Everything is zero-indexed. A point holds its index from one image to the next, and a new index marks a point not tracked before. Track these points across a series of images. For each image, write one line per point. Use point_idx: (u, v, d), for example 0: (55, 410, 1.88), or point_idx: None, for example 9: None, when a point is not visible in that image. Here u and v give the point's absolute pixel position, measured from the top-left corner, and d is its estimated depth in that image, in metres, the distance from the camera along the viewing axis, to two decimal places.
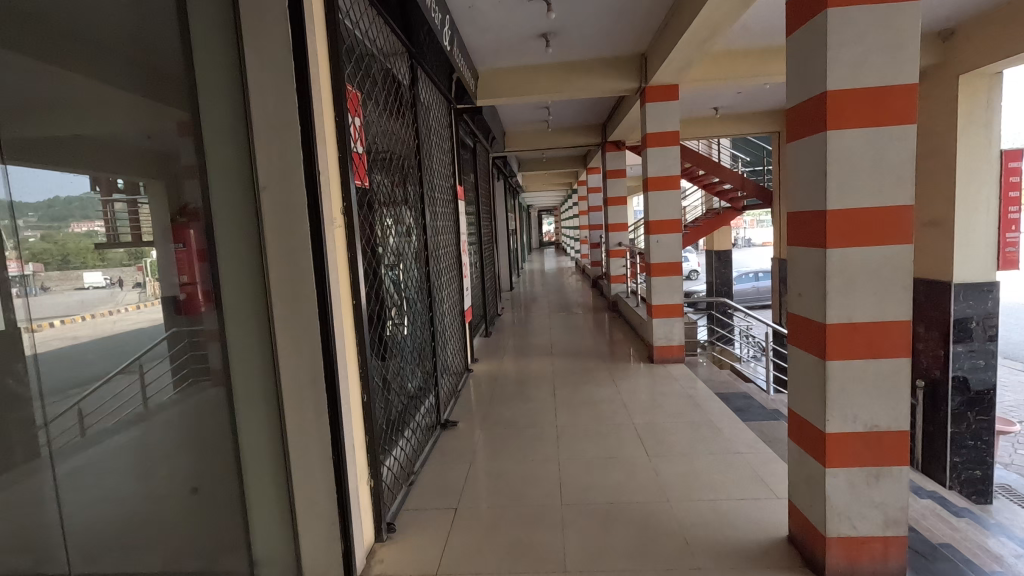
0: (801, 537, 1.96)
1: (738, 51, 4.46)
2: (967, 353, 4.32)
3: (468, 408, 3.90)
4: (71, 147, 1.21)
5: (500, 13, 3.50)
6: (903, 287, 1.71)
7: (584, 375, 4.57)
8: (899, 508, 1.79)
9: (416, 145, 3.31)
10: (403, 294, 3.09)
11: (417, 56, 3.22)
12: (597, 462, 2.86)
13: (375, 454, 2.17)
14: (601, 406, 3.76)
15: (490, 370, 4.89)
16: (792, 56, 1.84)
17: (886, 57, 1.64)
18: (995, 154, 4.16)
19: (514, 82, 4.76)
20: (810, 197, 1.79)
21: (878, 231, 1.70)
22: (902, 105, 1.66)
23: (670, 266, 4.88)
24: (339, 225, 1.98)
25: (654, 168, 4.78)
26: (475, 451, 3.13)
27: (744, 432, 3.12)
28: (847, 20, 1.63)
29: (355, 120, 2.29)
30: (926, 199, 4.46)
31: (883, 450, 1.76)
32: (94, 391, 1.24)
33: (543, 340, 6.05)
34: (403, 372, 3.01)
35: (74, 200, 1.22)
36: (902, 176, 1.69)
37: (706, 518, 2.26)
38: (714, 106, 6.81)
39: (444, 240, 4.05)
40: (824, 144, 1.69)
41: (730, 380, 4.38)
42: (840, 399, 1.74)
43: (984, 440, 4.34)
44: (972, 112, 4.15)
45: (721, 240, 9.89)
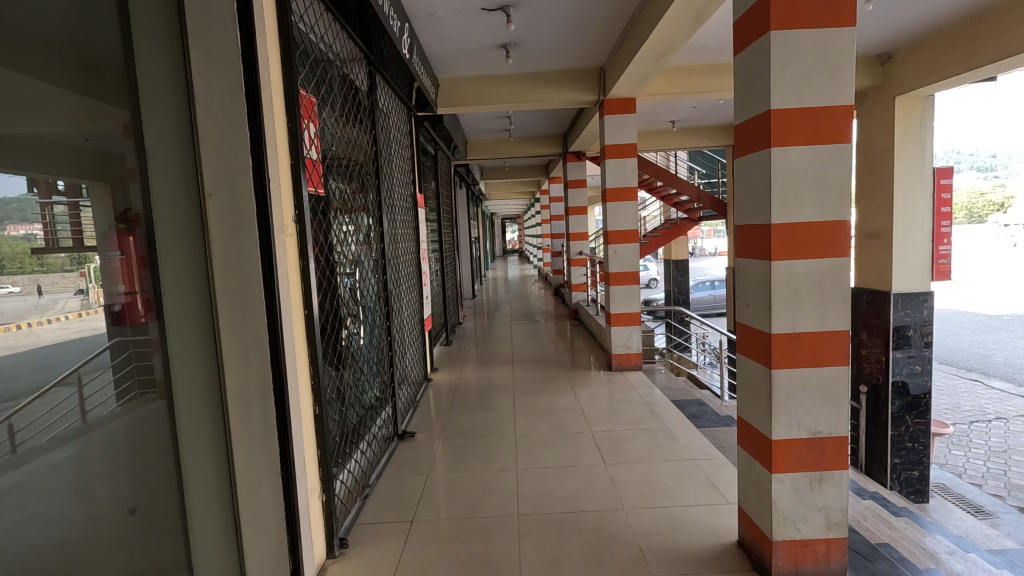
0: (750, 542, 2.00)
1: (693, 67, 4.61)
2: (905, 359, 4.56)
3: (427, 419, 3.85)
4: (12, 147, 1.14)
5: (460, 23, 3.51)
6: (842, 298, 1.79)
7: (544, 384, 4.58)
8: (840, 510, 1.86)
9: (374, 151, 3.26)
10: (360, 302, 3.04)
11: (376, 62, 3.18)
12: (554, 471, 2.87)
13: (326, 466, 2.13)
14: (560, 414, 3.78)
15: (451, 380, 4.84)
16: (738, 76, 1.91)
17: (825, 77, 1.72)
18: (929, 172, 4.40)
19: (475, 91, 4.77)
20: (756, 211, 1.85)
21: (818, 244, 1.77)
22: (840, 124, 1.74)
23: (627, 275, 4.98)
24: (290, 233, 1.94)
25: (612, 179, 4.87)
26: (433, 462, 3.09)
27: (698, 439, 3.19)
28: (789, 42, 1.70)
29: (309, 127, 2.24)
30: (867, 213, 4.69)
31: (826, 455, 1.83)
32: (35, 401, 1.15)
33: (505, 348, 6.05)
34: (359, 382, 2.96)
35: (12, 202, 1.14)
36: (841, 193, 1.77)
37: (661, 524, 2.29)
38: (672, 120, 7.00)
39: (403, 248, 4.02)
40: (768, 161, 1.75)
41: (687, 387, 4.48)
42: (785, 407, 1.80)
43: (921, 442, 4.57)
44: (909, 131, 4.38)
45: (678, 249, 10.13)
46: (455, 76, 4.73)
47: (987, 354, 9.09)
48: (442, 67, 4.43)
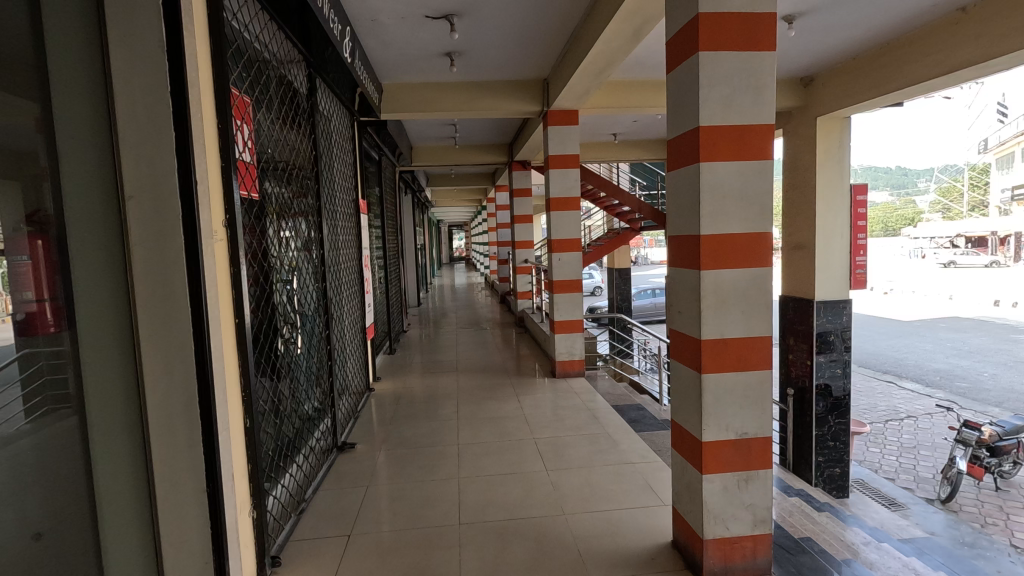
0: (683, 542, 2.07)
1: (632, 83, 4.77)
2: (828, 363, 4.85)
3: (370, 430, 3.75)
4: None
5: (404, 29, 3.50)
6: (765, 306, 1.90)
7: (489, 392, 4.57)
8: (765, 508, 1.95)
9: (314, 155, 3.17)
10: (297, 311, 2.95)
11: (316, 65, 3.10)
12: (497, 479, 2.87)
13: (258, 481, 2.04)
14: (504, 422, 3.79)
15: (395, 389, 4.75)
16: (670, 93, 1.99)
17: (749, 98, 1.82)
18: (846, 188, 4.72)
19: (419, 98, 4.74)
20: (686, 224, 1.93)
21: (742, 255, 1.87)
22: (762, 141, 1.85)
23: (571, 283, 5.07)
24: (220, 239, 1.85)
25: (556, 189, 4.95)
26: (375, 473, 3.03)
27: (637, 443, 3.28)
28: (715, 63, 1.79)
29: (242, 128, 2.16)
30: (793, 225, 4.98)
31: (753, 455, 1.92)
32: None
33: (450, 356, 6.01)
34: (296, 391, 2.86)
35: None
36: (764, 207, 1.87)
37: (600, 528, 2.33)
38: (613, 132, 7.21)
39: (345, 255, 3.93)
40: (697, 175, 1.84)
41: (628, 393, 4.60)
42: (714, 410, 1.88)
43: (842, 441, 4.87)
44: (829, 150, 4.68)
45: (621, 258, 10.39)
46: (399, 82, 4.68)
47: (900, 357, 9.82)
48: (386, 73, 4.38)
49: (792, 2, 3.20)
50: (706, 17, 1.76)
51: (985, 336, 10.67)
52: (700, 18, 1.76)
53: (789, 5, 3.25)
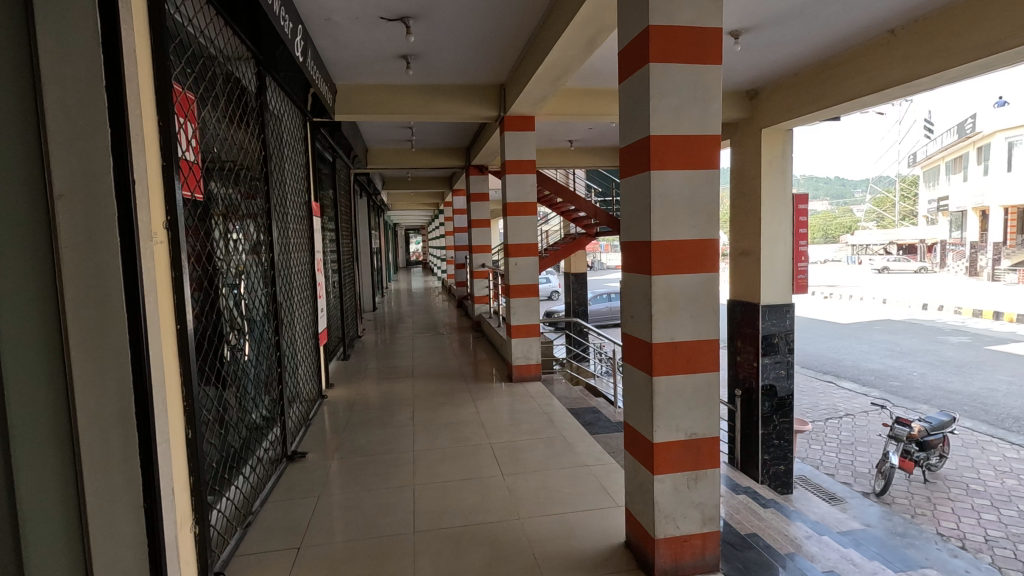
0: (636, 542, 2.11)
1: (588, 91, 4.86)
2: (773, 364, 5.05)
3: (322, 438, 3.65)
4: None
5: (359, 30, 3.44)
6: (712, 310, 1.96)
7: (445, 397, 4.53)
8: (714, 506, 2.01)
9: (263, 155, 3.07)
10: (244, 316, 2.84)
11: (267, 63, 3.01)
12: (453, 485, 2.84)
13: (200, 494, 1.94)
14: (460, 427, 3.76)
15: (349, 396, 4.64)
16: (623, 102, 2.04)
17: (697, 109, 1.89)
18: (789, 197, 4.94)
19: (374, 100, 4.67)
20: (638, 230, 1.98)
21: (691, 261, 1.93)
22: (709, 151, 1.91)
23: (527, 288, 5.10)
24: (160, 241, 1.76)
25: (513, 194, 4.97)
26: (327, 483, 2.95)
27: (592, 446, 3.32)
28: (665, 74, 1.85)
29: (184, 126, 2.07)
30: (739, 232, 5.17)
31: (702, 455, 1.97)
32: None
33: (406, 362, 5.93)
34: (242, 400, 2.75)
35: None
36: (711, 214, 1.94)
37: (555, 531, 2.35)
38: (569, 139, 7.31)
39: (296, 259, 3.81)
40: (648, 183, 1.89)
41: (583, 396, 4.65)
42: (665, 411, 1.93)
43: (786, 439, 5.08)
44: (773, 161, 4.88)
45: (578, 262, 10.52)
46: (353, 83, 4.60)
47: (839, 357, 10.35)
48: (340, 73, 4.29)
49: (739, 18, 3.33)
50: (657, 29, 1.82)
51: (914, 337, 11.38)
52: (652, 30, 1.81)
53: (736, 21, 3.38)
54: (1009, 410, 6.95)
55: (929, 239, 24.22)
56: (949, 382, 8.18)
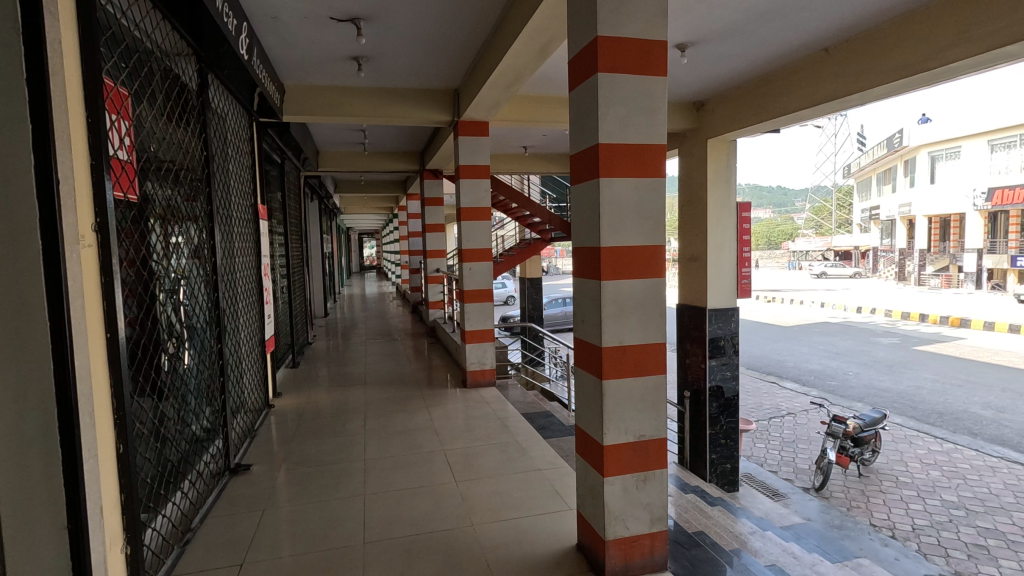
0: (587, 544, 2.13)
1: (541, 98, 4.91)
2: (719, 366, 5.23)
3: (268, 449, 3.52)
4: None
5: (307, 30, 3.37)
6: (660, 314, 2.01)
7: (398, 404, 4.46)
8: (662, 506, 2.06)
9: (205, 155, 2.94)
10: (184, 324, 2.71)
11: (209, 60, 2.89)
12: (405, 494, 2.80)
13: (133, 513, 1.83)
14: (413, 434, 3.71)
15: (298, 405, 4.50)
16: (573, 110, 2.07)
17: (644, 119, 1.94)
18: (733, 206, 5.14)
19: (323, 102, 4.56)
20: (588, 236, 2.01)
21: (638, 266, 1.98)
22: (655, 160, 1.96)
23: (481, 293, 5.09)
24: (88, 245, 1.65)
25: (466, 199, 4.96)
26: (273, 495, 2.84)
27: (545, 450, 3.34)
28: (612, 84, 1.89)
29: (117, 123, 1.96)
30: (687, 239, 5.31)
31: (649, 456, 2.02)
32: None
33: (358, 369, 5.80)
34: (182, 411, 2.62)
35: None
36: (657, 221, 1.99)
37: (508, 536, 2.34)
38: (524, 145, 7.36)
39: (241, 265, 3.67)
40: (597, 190, 1.92)
41: (537, 401, 4.68)
42: (614, 414, 1.96)
43: (732, 438, 5.26)
44: (718, 170, 5.06)
45: (533, 267, 10.58)
46: (303, 84, 4.48)
47: (781, 358, 10.82)
48: (288, 73, 4.18)
49: (685, 31, 3.45)
50: (605, 40, 1.86)
51: (850, 339, 12.02)
52: (600, 40, 1.85)
53: (682, 35, 3.50)
54: (934, 406, 7.43)
55: (863, 246, 25.70)
56: (881, 381, 8.68)
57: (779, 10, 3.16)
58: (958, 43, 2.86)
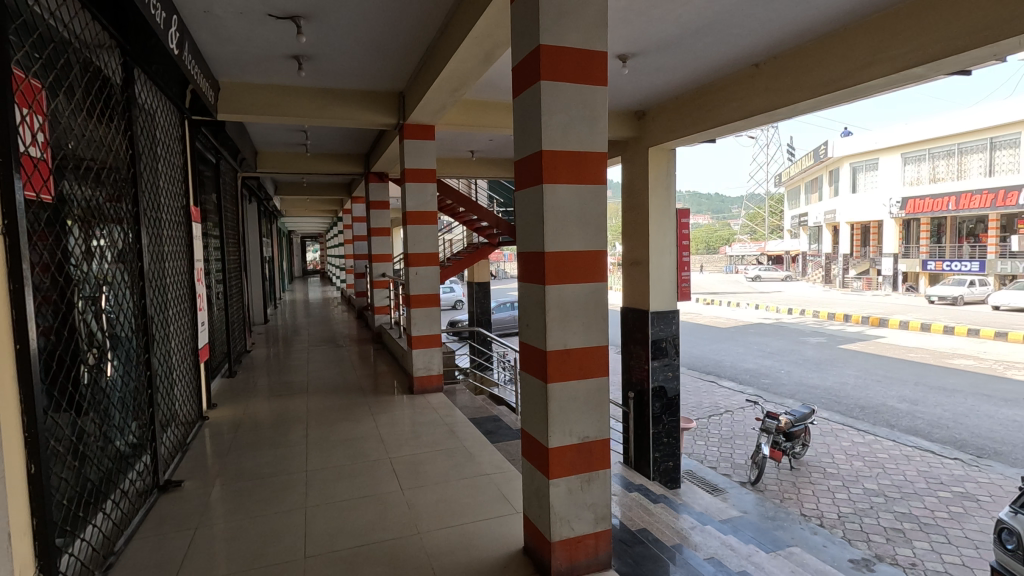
0: (533, 546, 2.14)
1: (487, 103, 4.93)
2: (662, 367, 5.40)
3: (202, 463, 3.35)
4: None
5: (244, 26, 3.25)
6: (602, 318, 2.06)
7: (342, 412, 4.34)
8: (606, 506, 2.10)
9: (131, 153, 2.78)
10: (108, 332, 2.54)
11: (135, 54, 2.74)
12: (348, 505, 2.72)
13: (47, 538, 1.70)
14: (357, 443, 3.63)
15: (235, 416, 4.30)
16: (517, 117, 2.09)
17: (585, 127, 1.98)
18: (672, 213, 5.33)
19: (261, 100, 4.40)
20: (532, 241, 2.03)
21: (580, 270, 2.02)
22: (596, 168, 2.01)
23: (428, 298, 5.04)
24: None
25: (412, 203, 4.90)
26: (206, 512, 2.70)
27: (493, 454, 3.34)
28: (554, 92, 1.92)
29: (29, 118, 1.82)
30: (630, 244, 5.45)
31: (593, 457, 2.06)
32: None
33: (300, 377, 5.61)
34: (105, 426, 2.45)
35: None
36: (599, 227, 2.04)
37: (454, 543, 2.33)
38: (471, 149, 7.36)
39: (171, 270, 3.48)
40: (540, 196, 1.95)
41: (485, 405, 4.68)
42: (559, 416, 1.99)
43: (674, 437, 5.44)
44: (659, 178, 5.22)
45: (481, 271, 10.57)
46: (239, 81, 4.31)
47: (719, 358, 11.27)
48: (224, 69, 4.01)
49: (625, 43, 3.56)
50: (547, 49, 1.89)
51: (782, 338, 12.69)
52: (542, 48, 1.88)
53: (623, 46, 3.60)
54: (856, 401, 7.95)
55: (793, 251, 27.24)
56: (810, 378, 9.21)
57: (713, 26, 3.31)
58: (871, 63, 3.10)
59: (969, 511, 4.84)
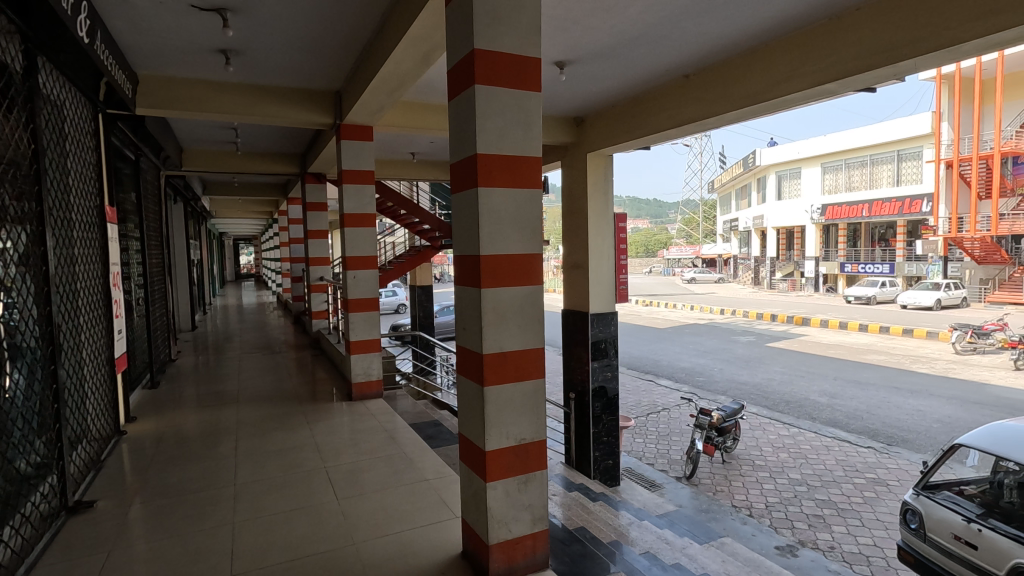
0: (471, 550, 2.14)
1: (426, 105, 4.90)
2: (602, 368, 5.52)
3: (118, 481, 3.13)
4: None
5: (164, 16, 3.07)
6: (538, 320, 2.09)
7: (276, 422, 4.17)
8: (543, 507, 2.13)
9: (33, 148, 2.56)
10: (8, 342, 2.32)
11: (38, 41, 2.52)
12: (279, 518, 2.62)
13: None
14: (291, 453, 3.50)
15: (157, 429, 4.04)
16: (452, 119, 2.08)
17: (520, 132, 2.01)
18: (610, 218, 5.48)
19: (187, 96, 4.18)
20: (468, 244, 2.03)
21: (515, 273, 2.04)
22: (531, 172, 2.04)
23: (367, 302, 4.92)
24: None
25: (350, 205, 4.78)
26: (122, 533, 2.52)
27: (433, 459, 3.32)
28: (488, 96, 1.93)
29: None
30: (571, 247, 5.54)
31: (530, 458, 2.08)
32: None
33: (231, 386, 5.35)
34: (5, 444, 2.24)
35: None
36: (534, 231, 2.07)
37: (391, 551, 2.28)
38: (411, 151, 7.28)
39: (82, 273, 3.23)
40: (476, 200, 1.95)
41: (426, 410, 4.63)
42: (496, 419, 2.00)
43: (614, 435, 5.57)
44: (597, 183, 5.35)
45: (423, 274, 10.46)
46: (161, 75, 4.07)
47: (657, 357, 11.67)
48: (144, 61, 3.78)
49: (562, 51, 3.63)
50: (481, 53, 1.90)
51: (715, 338, 13.29)
52: (476, 53, 1.89)
53: (560, 53, 3.67)
54: (782, 395, 8.44)
55: (725, 254, 28.58)
56: (740, 375, 9.69)
57: (645, 38, 3.43)
58: (789, 78, 3.31)
59: (880, 495, 5.23)
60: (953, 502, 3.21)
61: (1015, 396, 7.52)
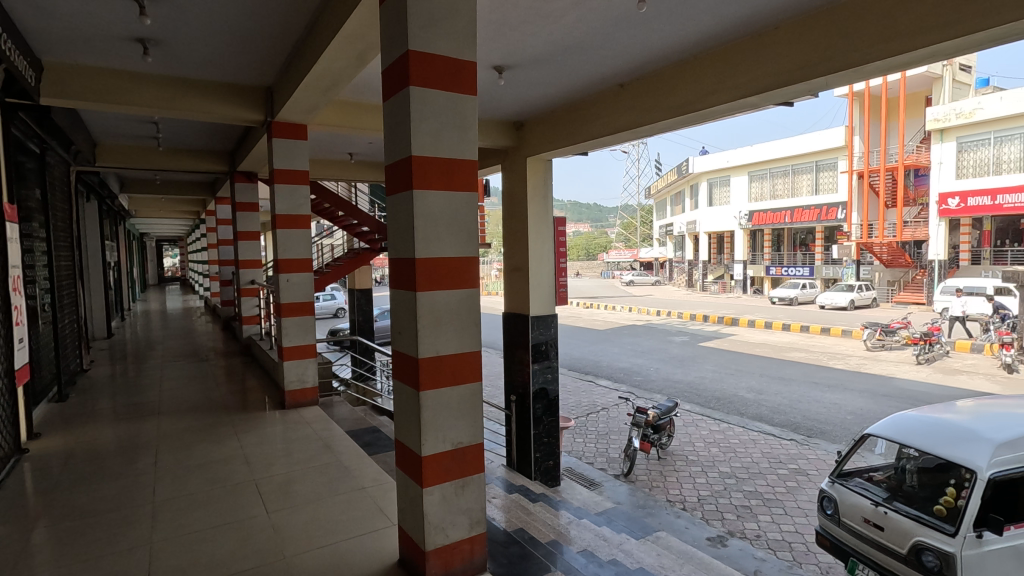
0: (408, 557, 2.11)
1: (364, 105, 4.80)
2: (541, 369, 5.58)
3: (17, 504, 2.85)
4: None
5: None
6: (474, 324, 2.09)
7: (202, 434, 3.94)
8: (480, 510, 2.12)
9: None
10: None
11: None
12: (204, 536, 2.47)
13: None
14: (218, 466, 3.32)
15: (64, 446, 3.72)
16: (386, 120, 2.05)
17: (455, 135, 2.00)
18: (549, 221, 5.56)
19: (100, 86, 3.89)
20: (403, 247, 2.00)
21: (451, 276, 2.03)
22: (467, 175, 2.04)
23: (301, 306, 4.73)
24: None
25: (282, 207, 4.60)
26: (21, 562, 2.30)
27: (370, 467, 3.24)
28: (423, 98, 1.91)
29: None
30: (511, 250, 5.57)
31: (467, 461, 2.08)
32: None
33: (152, 397, 5.01)
34: None
35: None
36: (471, 234, 2.06)
37: (324, 565, 2.20)
38: (349, 151, 7.09)
39: None
40: (410, 203, 1.93)
41: (364, 416, 4.52)
42: (432, 424, 1.98)
43: (554, 436, 5.64)
44: (536, 187, 5.41)
45: (362, 277, 10.21)
46: (69, 63, 3.77)
47: (597, 358, 11.93)
48: (49, 47, 3.49)
49: (501, 55, 3.65)
50: (416, 54, 1.88)
51: (652, 338, 13.73)
52: (411, 54, 1.87)
53: (498, 57, 3.68)
54: (713, 393, 8.83)
55: (661, 258, 29.60)
56: (675, 374, 10.05)
57: (581, 46, 3.51)
58: (715, 91, 3.48)
59: (801, 484, 5.58)
60: (863, 487, 3.47)
61: (916, 388, 8.23)
